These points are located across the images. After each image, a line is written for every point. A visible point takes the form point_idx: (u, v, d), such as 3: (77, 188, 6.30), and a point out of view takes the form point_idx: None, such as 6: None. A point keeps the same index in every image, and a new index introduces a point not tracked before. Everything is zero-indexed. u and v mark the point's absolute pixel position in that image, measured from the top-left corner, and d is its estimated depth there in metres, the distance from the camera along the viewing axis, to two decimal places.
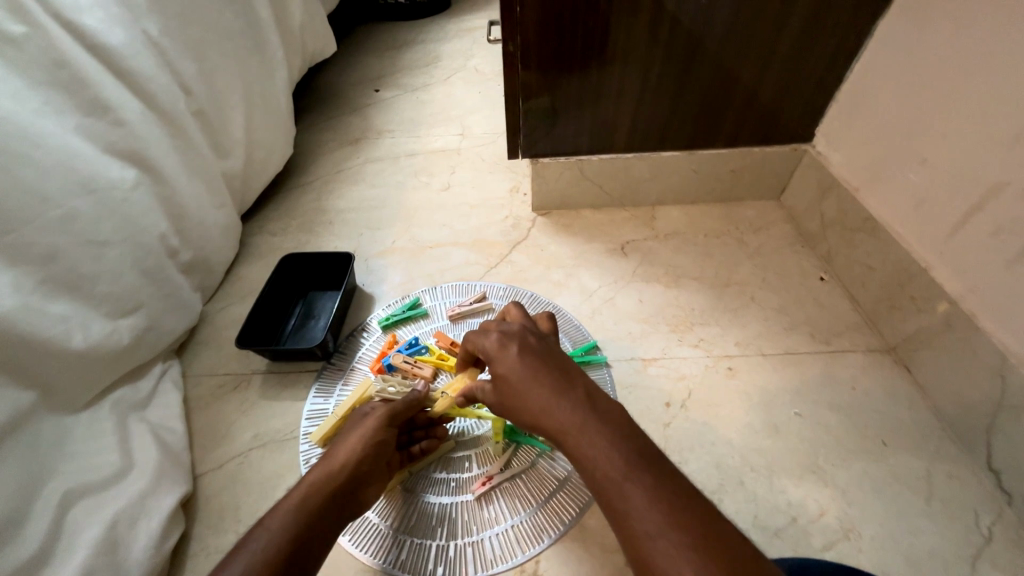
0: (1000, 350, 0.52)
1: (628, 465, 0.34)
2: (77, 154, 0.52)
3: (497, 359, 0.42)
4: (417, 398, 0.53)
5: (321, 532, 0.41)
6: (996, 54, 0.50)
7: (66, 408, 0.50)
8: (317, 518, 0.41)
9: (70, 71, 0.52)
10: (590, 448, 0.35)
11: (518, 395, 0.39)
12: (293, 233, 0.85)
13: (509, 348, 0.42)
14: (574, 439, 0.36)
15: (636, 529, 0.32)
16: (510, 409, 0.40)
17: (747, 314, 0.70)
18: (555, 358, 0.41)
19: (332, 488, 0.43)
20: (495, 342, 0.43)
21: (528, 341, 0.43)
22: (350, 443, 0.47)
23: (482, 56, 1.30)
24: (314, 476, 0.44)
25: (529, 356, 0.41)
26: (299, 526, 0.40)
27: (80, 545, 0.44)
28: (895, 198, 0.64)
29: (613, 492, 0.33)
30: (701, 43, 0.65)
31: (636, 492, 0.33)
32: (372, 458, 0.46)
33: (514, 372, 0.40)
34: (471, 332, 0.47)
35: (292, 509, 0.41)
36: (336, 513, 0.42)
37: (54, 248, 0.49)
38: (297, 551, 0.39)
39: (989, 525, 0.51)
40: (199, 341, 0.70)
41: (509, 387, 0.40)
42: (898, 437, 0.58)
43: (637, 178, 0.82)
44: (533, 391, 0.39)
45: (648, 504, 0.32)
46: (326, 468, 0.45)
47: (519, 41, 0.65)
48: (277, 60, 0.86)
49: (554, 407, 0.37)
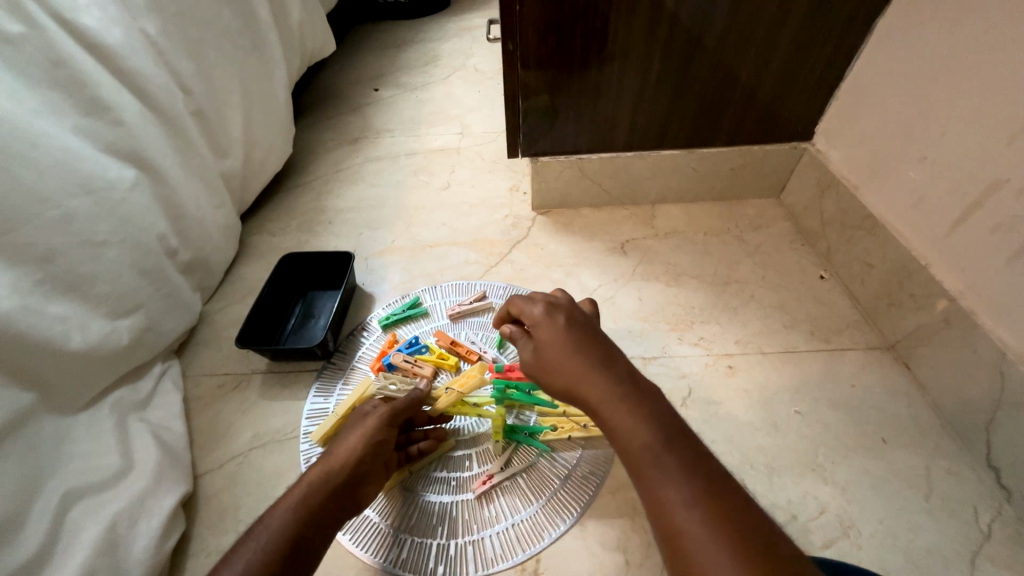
0: (1000, 347, 0.52)
1: (664, 437, 0.34)
2: (75, 155, 0.52)
3: (542, 326, 0.43)
4: (420, 397, 0.53)
5: (320, 531, 0.41)
6: (995, 51, 0.50)
7: (66, 409, 0.50)
8: (316, 516, 0.41)
9: (68, 71, 0.52)
10: (628, 416, 0.35)
11: (558, 361, 0.40)
12: (292, 232, 0.85)
13: (557, 318, 0.43)
14: (613, 406, 0.36)
15: (665, 498, 0.32)
16: (547, 374, 0.41)
17: (747, 312, 0.70)
18: (598, 334, 0.42)
19: (332, 486, 0.43)
20: (542, 312, 0.44)
21: (576, 316, 0.43)
22: (351, 442, 0.47)
23: (481, 55, 1.30)
24: (313, 475, 0.44)
25: (575, 329, 0.42)
26: (298, 525, 0.40)
27: (80, 545, 0.44)
28: (895, 195, 0.64)
29: (646, 460, 0.34)
30: (700, 41, 0.65)
31: (669, 464, 0.33)
32: (372, 456, 0.46)
33: (558, 340, 0.41)
34: (516, 298, 0.48)
35: (292, 507, 0.41)
36: (336, 511, 0.43)
37: (52, 248, 0.49)
38: (297, 550, 0.39)
39: (988, 522, 0.51)
40: (198, 341, 0.70)
41: (550, 353, 0.41)
42: (898, 434, 0.58)
43: (637, 176, 0.82)
44: (575, 358, 0.39)
45: (679, 476, 0.32)
46: (327, 466, 0.45)
47: (518, 41, 0.65)
48: (276, 60, 0.85)
49: (595, 375, 0.38)
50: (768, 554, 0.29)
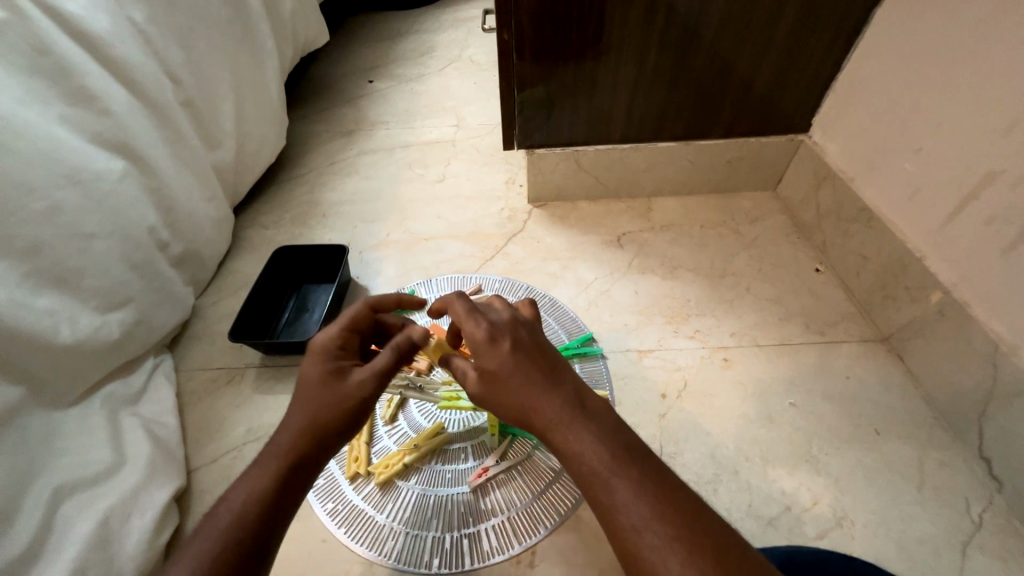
0: (993, 339, 0.52)
1: (613, 461, 0.34)
2: (63, 146, 0.51)
3: (485, 351, 0.40)
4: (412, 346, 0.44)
5: (274, 525, 0.36)
6: (994, 42, 0.49)
7: (56, 403, 0.50)
8: (268, 511, 0.36)
9: (52, 59, 0.51)
10: (576, 444, 0.35)
11: (502, 389, 0.38)
12: (286, 225, 0.84)
13: (500, 341, 0.40)
14: (561, 434, 0.35)
15: (622, 522, 0.32)
16: (494, 402, 0.39)
17: (742, 305, 0.70)
18: (545, 350, 0.40)
19: (278, 475, 0.37)
20: (484, 332, 0.40)
21: (520, 333, 0.41)
22: (303, 408, 0.39)
23: (477, 46, 1.29)
24: (271, 458, 0.38)
25: (520, 349, 0.39)
26: (244, 525, 0.35)
27: (72, 539, 0.44)
28: (890, 188, 0.63)
29: (600, 487, 0.33)
30: (696, 31, 0.64)
31: (622, 486, 0.33)
32: (337, 426, 0.39)
33: (501, 365, 0.38)
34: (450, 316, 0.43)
35: (238, 507, 0.36)
36: (286, 497, 0.37)
37: (39, 240, 0.49)
38: (248, 551, 0.34)
39: (979, 512, 0.52)
40: (191, 335, 0.69)
41: (494, 382, 0.39)
42: (891, 425, 0.58)
43: (633, 169, 0.82)
44: (521, 385, 0.37)
45: (633, 497, 0.32)
46: (273, 452, 0.38)
47: (514, 30, 0.64)
48: (268, 49, 0.84)
49: (541, 403, 0.37)
50: (725, 563, 0.30)
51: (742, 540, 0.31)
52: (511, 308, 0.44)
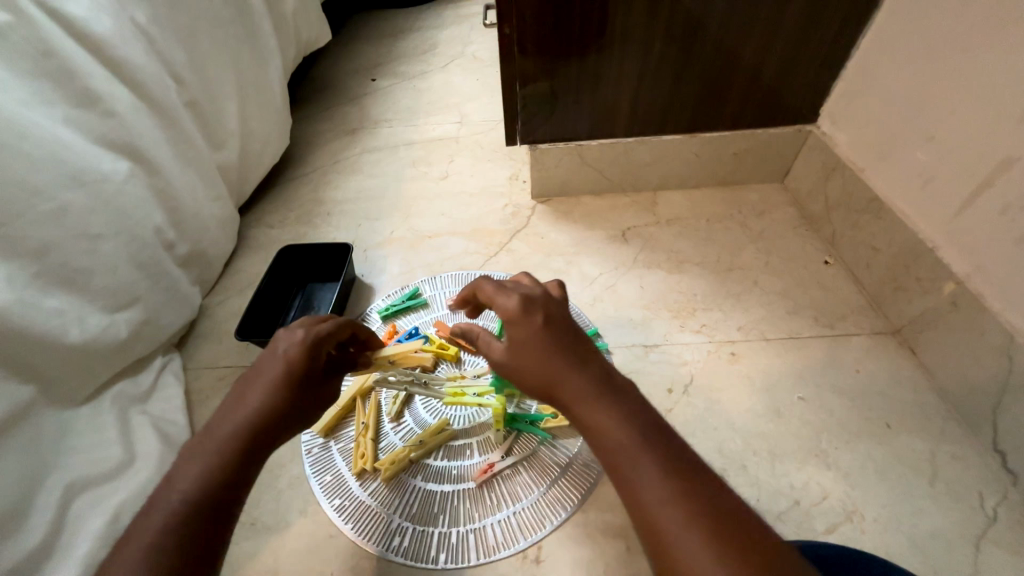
0: (1007, 330, 0.51)
1: (640, 437, 0.33)
2: (69, 148, 0.52)
3: (518, 324, 0.39)
4: (358, 324, 0.49)
5: (224, 513, 0.35)
6: (1006, 25, 0.48)
7: (67, 402, 0.51)
8: (217, 498, 0.35)
9: (57, 61, 0.52)
10: (604, 420, 0.34)
11: (531, 361, 0.38)
12: (291, 225, 0.85)
13: (533, 316, 0.39)
14: (588, 408, 0.35)
15: (646, 497, 0.32)
16: (518, 374, 0.39)
17: (750, 298, 0.69)
18: (575, 328, 0.40)
19: (222, 460, 0.36)
20: (518, 306, 0.40)
21: (553, 310, 0.40)
22: (251, 394, 0.39)
23: (480, 42, 1.28)
24: (206, 444, 0.37)
25: (552, 325, 0.39)
26: (189, 515, 0.34)
27: (82, 536, 0.44)
28: (902, 177, 0.62)
29: (626, 464, 0.33)
30: (701, 21, 0.64)
31: (649, 463, 0.32)
32: (287, 407, 0.39)
33: (532, 339, 0.38)
34: (484, 288, 0.43)
35: (182, 497, 0.34)
36: (234, 482, 0.36)
37: (47, 241, 0.49)
38: (195, 540, 0.33)
39: (994, 507, 0.50)
40: (199, 334, 0.70)
41: (522, 354, 0.38)
42: (903, 419, 0.57)
43: (638, 163, 0.81)
44: (549, 358, 0.37)
45: (659, 475, 0.32)
46: (216, 437, 0.37)
47: (516, 24, 0.64)
48: (271, 49, 0.85)
49: (569, 376, 0.36)
50: (750, 547, 0.29)
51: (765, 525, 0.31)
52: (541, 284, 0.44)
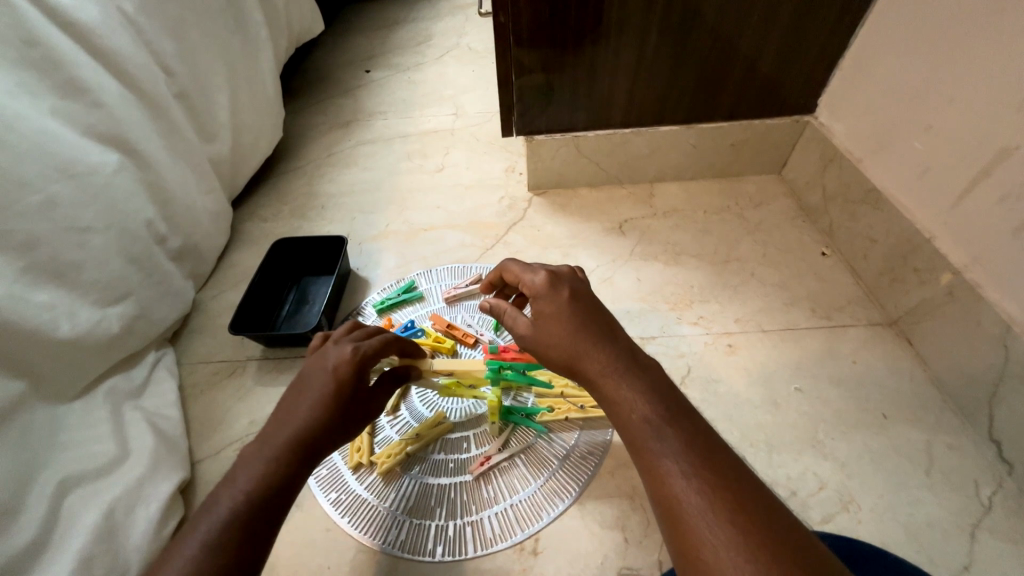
0: (1003, 319, 0.51)
1: (661, 412, 0.36)
2: (56, 139, 0.51)
3: (545, 297, 0.43)
4: (402, 342, 0.49)
5: (274, 517, 0.36)
6: (1004, 12, 0.48)
7: (60, 397, 0.50)
8: (268, 501, 0.36)
9: (42, 51, 0.51)
10: (626, 393, 0.37)
11: (555, 333, 0.41)
12: (285, 218, 0.84)
13: (560, 291, 0.43)
14: (612, 381, 0.38)
15: (663, 466, 0.33)
16: (542, 344, 0.42)
17: (747, 290, 0.69)
18: (600, 308, 0.43)
19: (277, 467, 0.37)
20: (545, 281, 0.44)
21: (580, 288, 0.44)
22: (303, 402, 0.40)
23: (474, 34, 1.27)
24: (262, 447, 0.38)
25: (578, 301, 0.43)
26: (243, 519, 0.35)
27: (75, 532, 0.44)
28: (900, 168, 0.62)
29: (648, 433, 0.35)
30: (698, 10, 0.63)
31: (670, 435, 0.34)
32: (334, 421, 0.40)
33: (559, 312, 0.42)
34: (512, 266, 0.48)
35: (241, 496, 0.36)
36: (284, 489, 0.37)
37: (35, 234, 0.49)
38: (245, 546, 0.34)
39: (989, 495, 0.51)
40: (192, 330, 0.69)
41: (548, 324, 0.42)
42: (900, 410, 0.57)
43: (635, 154, 0.80)
44: (576, 335, 0.40)
45: (679, 447, 0.34)
46: (271, 442, 0.38)
47: (511, 12, 0.63)
48: (260, 39, 0.83)
49: (594, 351, 0.39)
50: (763, 520, 0.30)
51: (780, 504, 0.31)
52: (572, 266, 0.47)
